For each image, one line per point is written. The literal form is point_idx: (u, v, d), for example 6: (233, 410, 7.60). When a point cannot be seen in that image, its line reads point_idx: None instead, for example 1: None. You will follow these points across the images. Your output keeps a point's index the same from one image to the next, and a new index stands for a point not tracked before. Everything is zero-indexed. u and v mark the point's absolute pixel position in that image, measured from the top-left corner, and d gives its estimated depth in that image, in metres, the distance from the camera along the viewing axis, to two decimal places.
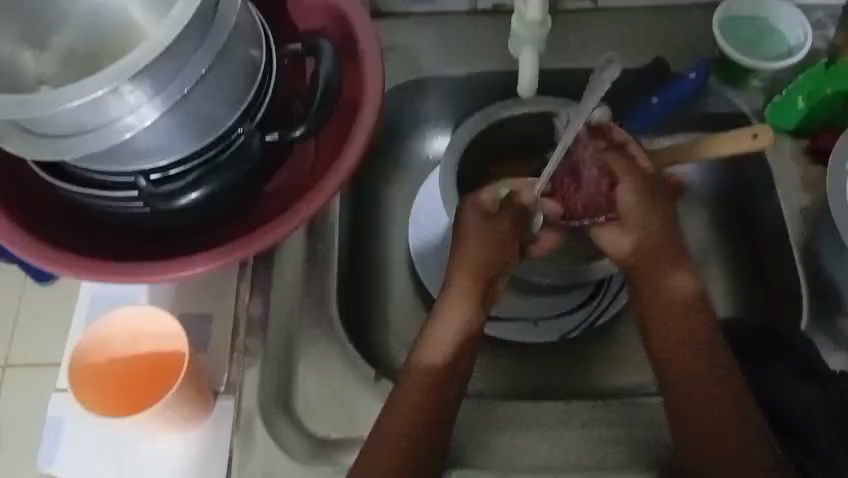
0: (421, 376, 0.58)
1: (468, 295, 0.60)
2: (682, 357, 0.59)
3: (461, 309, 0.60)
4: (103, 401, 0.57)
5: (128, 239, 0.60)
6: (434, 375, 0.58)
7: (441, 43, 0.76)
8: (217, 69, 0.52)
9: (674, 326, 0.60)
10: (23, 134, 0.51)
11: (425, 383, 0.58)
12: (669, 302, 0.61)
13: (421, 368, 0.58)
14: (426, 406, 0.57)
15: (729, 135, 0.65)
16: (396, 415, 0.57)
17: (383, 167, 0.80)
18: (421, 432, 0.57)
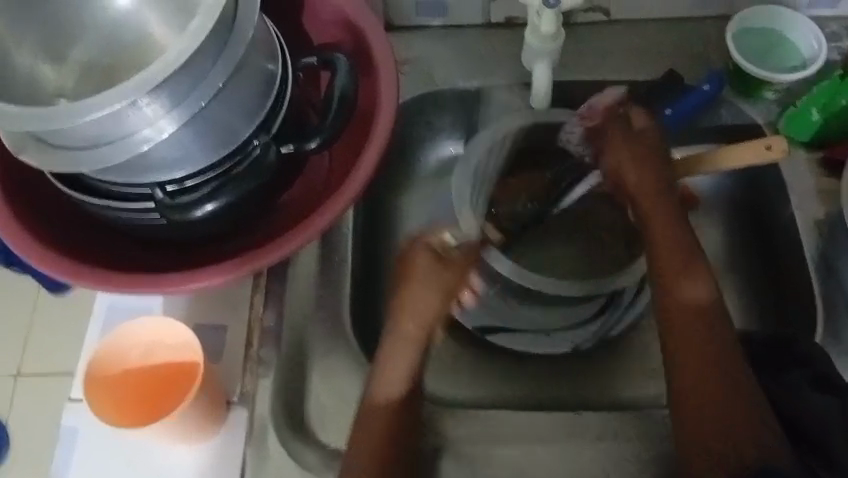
0: (374, 412, 0.57)
1: (412, 346, 0.59)
2: (696, 347, 0.58)
3: (406, 359, 0.58)
4: (118, 411, 0.58)
5: (144, 251, 0.61)
6: (387, 411, 0.57)
7: (454, 57, 0.76)
8: (234, 82, 0.52)
9: (695, 323, 0.58)
10: (44, 146, 0.51)
11: (380, 416, 0.57)
12: (681, 305, 0.59)
13: (373, 405, 0.57)
14: (382, 439, 0.56)
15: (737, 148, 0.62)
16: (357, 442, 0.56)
17: (398, 180, 0.81)
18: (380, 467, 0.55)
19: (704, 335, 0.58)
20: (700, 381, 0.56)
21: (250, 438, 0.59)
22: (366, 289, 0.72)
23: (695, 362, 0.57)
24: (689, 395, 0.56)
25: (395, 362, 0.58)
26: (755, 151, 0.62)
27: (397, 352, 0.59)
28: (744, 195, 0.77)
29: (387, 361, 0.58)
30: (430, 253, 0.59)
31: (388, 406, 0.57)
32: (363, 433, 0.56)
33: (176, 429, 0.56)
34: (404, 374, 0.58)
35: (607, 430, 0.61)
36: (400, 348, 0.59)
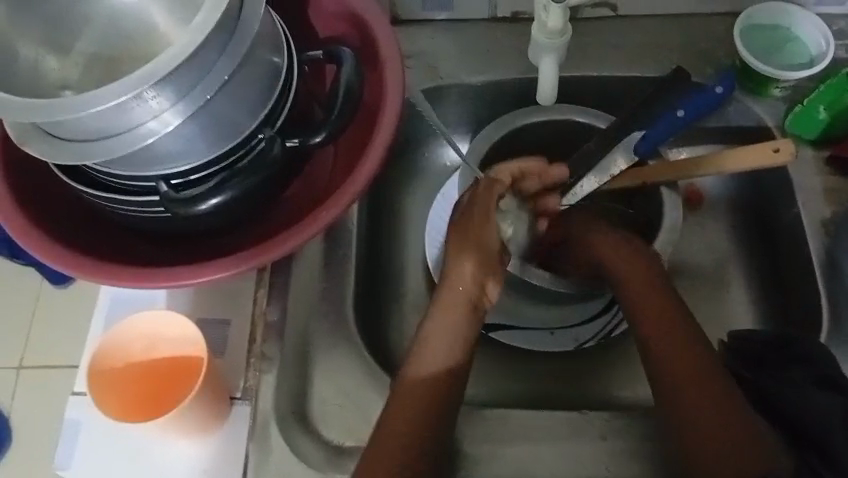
0: (413, 389, 0.56)
1: (454, 320, 0.59)
2: (690, 355, 0.57)
3: (448, 335, 0.59)
4: (120, 405, 0.57)
5: (148, 244, 0.60)
6: (427, 388, 0.56)
7: (460, 52, 0.76)
8: (240, 74, 0.51)
9: (671, 339, 0.58)
10: (48, 138, 0.51)
11: (420, 393, 0.56)
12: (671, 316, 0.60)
13: (412, 381, 0.56)
14: (416, 421, 0.54)
15: (749, 149, 0.66)
16: (390, 422, 0.54)
17: (401, 174, 0.80)
18: (416, 451, 0.54)
19: (680, 348, 0.57)
20: (685, 392, 0.55)
21: (252, 434, 0.59)
22: (370, 284, 0.72)
23: (675, 377, 0.56)
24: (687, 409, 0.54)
25: (439, 335, 0.59)
26: (764, 154, 0.66)
27: (441, 329, 0.59)
28: (750, 193, 0.77)
29: (432, 333, 0.59)
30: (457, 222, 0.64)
31: (428, 381, 0.56)
32: (393, 412, 0.55)
33: (179, 424, 0.56)
34: (452, 347, 0.58)
35: (610, 428, 0.61)
36: (446, 315, 0.59)
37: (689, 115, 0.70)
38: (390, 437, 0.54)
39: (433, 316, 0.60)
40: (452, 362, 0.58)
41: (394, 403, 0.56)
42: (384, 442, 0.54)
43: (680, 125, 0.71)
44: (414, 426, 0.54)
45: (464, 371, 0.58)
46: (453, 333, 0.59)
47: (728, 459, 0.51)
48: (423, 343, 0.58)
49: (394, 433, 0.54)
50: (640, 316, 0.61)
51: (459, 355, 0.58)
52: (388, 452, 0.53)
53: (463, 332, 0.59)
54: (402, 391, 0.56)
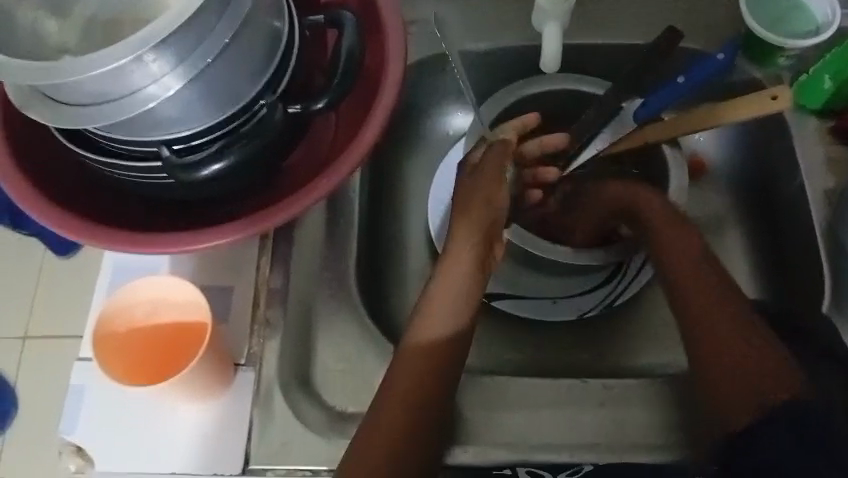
0: (416, 354, 0.57)
1: (462, 278, 0.60)
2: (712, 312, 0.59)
3: (456, 295, 0.59)
4: (125, 370, 0.58)
5: (150, 210, 0.60)
6: (430, 352, 0.57)
7: (463, 19, 0.75)
8: (241, 38, 0.51)
9: (703, 305, 0.60)
10: (48, 102, 0.50)
11: (423, 361, 0.57)
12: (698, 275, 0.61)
13: (414, 346, 0.57)
14: (416, 383, 0.56)
15: (749, 99, 0.64)
16: (390, 393, 0.56)
17: (404, 142, 0.80)
18: (420, 415, 0.55)
19: (710, 310, 0.59)
20: (708, 344, 0.58)
21: (257, 399, 0.60)
22: (372, 252, 0.72)
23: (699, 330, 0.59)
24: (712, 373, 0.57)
25: (443, 293, 0.59)
26: (763, 104, 0.64)
27: (452, 287, 0.59)
28: (754, 163, 0.76)
29: (441, 292, 0.59)
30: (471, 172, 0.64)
31: (435, 345, 0.57)
32: (397, 380, 0.56)
33: (184, 388, 0.56)
34: (456, 308, 0.59)
35: (612, 396, 0.61)
36: (455, 285, 0.59)
37: (691, 81, 0.69)
38: (395, 399, 0.55)
39: (439, 276, 0.60)
40: (457, 322, 0.59)
41: (398, 369, 0.57)
42: (388, 409, 0.55)
43: (681, 92, 0.70)
44: (414, 391, 0.56)
45: (466, 337, 0.59)
46: (461, 291, 0.59)
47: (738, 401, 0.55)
48: (431, 301, 0.59)
49: (398, 398, 0.55)
50: (671, 272, 0.63)
51: (464, 317, 0.59)
52: (391, 419, 0.55)
53: (470, 290, 0.60)
54: (408, 358, 0.57)
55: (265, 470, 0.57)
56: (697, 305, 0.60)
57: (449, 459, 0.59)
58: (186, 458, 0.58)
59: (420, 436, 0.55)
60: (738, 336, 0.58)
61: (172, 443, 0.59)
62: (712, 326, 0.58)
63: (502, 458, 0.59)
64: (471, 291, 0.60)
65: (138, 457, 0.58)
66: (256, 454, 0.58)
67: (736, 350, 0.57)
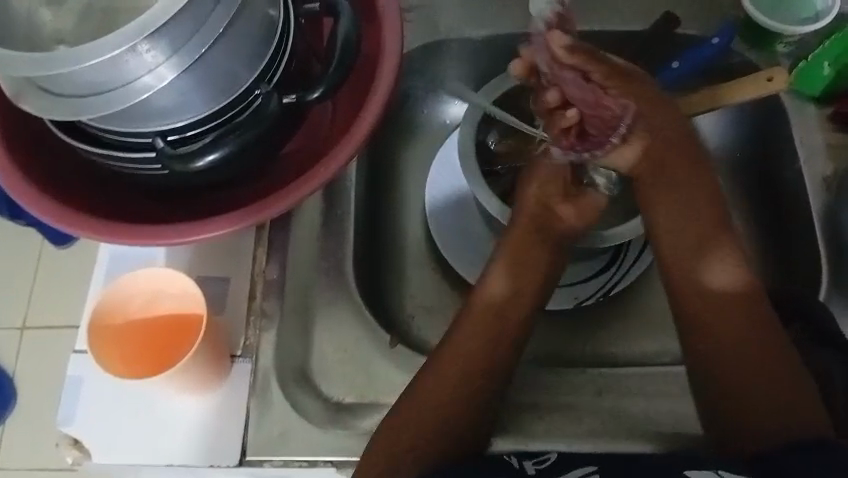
0: (478, 317, 0.58)
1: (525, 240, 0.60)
2: (728, 330, 0.56)
3: (511, 275, 0.60)
4: (121, 362, 0.57)
5: (145, 200, 0.60)
6: (484, 327, 0.57)
7: (460, 6, 0.74)
8: (237, 27, 0.50)
9: (714, 322, 0.56)
10: (41, 93, 0.50)
11: (475, 334, 0.57)
12: (708, 296, 0.57)
13: (482, 307, 0.58)
14: (467, 368, 0.56)
15: (741, 80, 0.65)
16: (438, 377, 0.56)
17: (400, 130, 0.80)
18: (471, 396, 0.56)
19: (725, 327, 0.56)
20: (716, 359, 0.56)
21: (253, 391, 0.59)
22: (369, 241, 0.72)
23: (708, 346, 0.56)
24: (709, 359, 0.56)
25: (498, 270, 0.60)
26: (760, 86, 0.64)
27: (505, 265, 0.60)
28: (754, 150, 0.76)
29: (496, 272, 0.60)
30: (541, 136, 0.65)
31: (494, 309, 0.58)
32: (439, 371, 0.56)
33: (181, 380, 0.56)
34: (518, 284, 0.59)
35: (608, 384, 0.62)
36: (510, 265, 0.60)
37: (684, 66, 0.69)
38: (429, 392, 0.55)
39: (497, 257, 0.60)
40: (513, 299, 0.59)
41: (447, 354, 0.57)
42: (423, 395, 0.55)
43: (676, 77, 0.69)
44: (458, 380, 0.56)
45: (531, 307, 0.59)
46: (516, 269, 0.60)
47: (751, 420, 0.54)
48: (485, 281, 0.60)
49: (434, 389, 0.56)
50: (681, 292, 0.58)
51: (526, 285, 0.59)
52: (435, 403, 0.55)
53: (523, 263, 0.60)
54: (458, 341, 0.57)
55: (262, 462, 0.57)
56: (708, 320, 0.56)
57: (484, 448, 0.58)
58: (184, 450, 0.58)
59: (461, 426, 0.55)
60: (746, 347, 0.55)
61: (170, 434, 0.59)
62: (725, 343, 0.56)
63: (505, 448, 0.58)
64: (527, 260, 0.60)
65: (136, 449, 0.58)
66: (253, 445, 0.57)
67: (753, 353, 0.55)
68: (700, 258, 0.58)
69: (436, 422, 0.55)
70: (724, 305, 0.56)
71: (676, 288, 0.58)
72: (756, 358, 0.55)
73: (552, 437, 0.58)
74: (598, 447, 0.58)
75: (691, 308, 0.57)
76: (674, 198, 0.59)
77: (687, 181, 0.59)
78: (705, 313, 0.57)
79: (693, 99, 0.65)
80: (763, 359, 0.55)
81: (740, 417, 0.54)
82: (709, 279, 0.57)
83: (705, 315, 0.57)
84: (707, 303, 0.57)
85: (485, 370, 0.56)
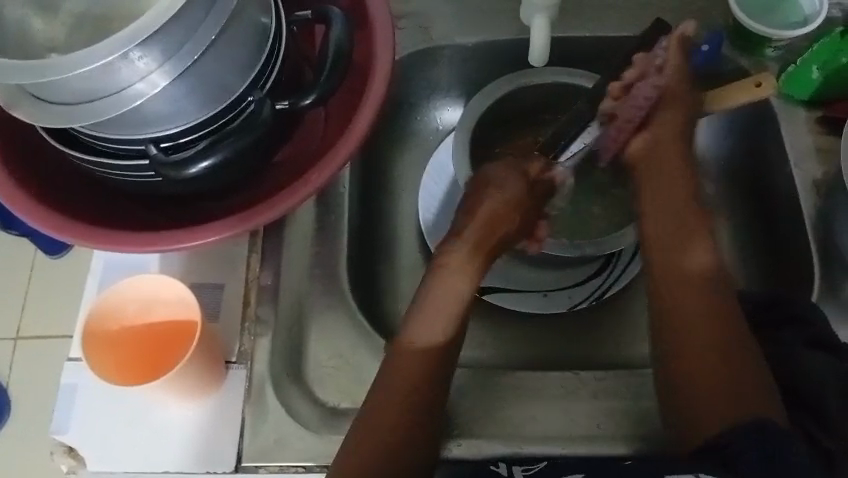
0: (410, 348, 0.57)
1: (465, 273, 0.59)
2: (696, 335, 0.58)
3: (449, 299, 0.58)
4: (114, 371, 0.57)
5: (138, 209, 0.60)
6: (419, 351, 0.57)
7: (452, 13, 0.75)
8: (228, 35, 0.50)
9: (689, 323, 0.59)
10: (34, 100, 0.50)
11: (414, 360, 0.57)
12: (684, 312, 0.59)
13: (409, 342, 0.57)
14: (408, 390, 0.56)
15: (731, 88, 0.65)
16: (388, 390, 0.56)
17: (394, 137, 0.80)
18: (414, 409, 0.55)
19: (699, 332, 0.58)
20: (688, 358, 0.58)
21: (248, 398, 0.59)
22: (362, 245, 0.72)
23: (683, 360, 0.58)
24: (678, 380, 0.57)
25: (442, 292, 0.59)
26: (748, 92, 0.64)
27: (444, 288, 0.59)
28: (744, 154, 0.77)
29: (432, 298, 0.59)
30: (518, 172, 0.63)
31: (426, 343, 0.57)
32: (387, 378, 0.56)
33: (175, 387, 0.56)
34: (457, 301, 0.59)
35: (603, 388, 0.61)
36: (456, 272, 0.59)
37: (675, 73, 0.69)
38: (379, 413, 0.55)
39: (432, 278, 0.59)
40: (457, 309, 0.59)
41: (392, 361, 0.57)
42: (386, 399, 0.55)
43: None
44: (410, 392, 0.56)
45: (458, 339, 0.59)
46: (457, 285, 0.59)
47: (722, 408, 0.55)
48: (418, 316, 0.58)
49: (389, 405, 0.55)
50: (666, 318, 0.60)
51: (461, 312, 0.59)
52: (392, 409, 0.55)
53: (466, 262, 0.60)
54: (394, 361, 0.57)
55: (258, 467, 0.57)
56: (689, 322, 0.59)
57: (444, 452, 0.59)
58: (179, 455, 0.58)
59: (418, 433, 0.55)
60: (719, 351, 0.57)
61: (163, 443, 0.59)
62: (701, 343, 0.58)
63: (499, 452, 0.58)
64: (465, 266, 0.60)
65: (130, 457, 0.58)
66: (249, 451, 0.58)
67: (712, 357, 0.57)
68: (679, 255, 0.62)
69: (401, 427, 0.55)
70: (697, 309, 0.59)
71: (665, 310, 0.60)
72: (716, 364, 0.57)
73: (545, 441, 0.59)
74: (592, 450, 0.58)
75: (673, 311, 0.60)
76: (656, 166, 0.66)
77: (672, 181, 0.66)
78: (678, 329, 0.59)
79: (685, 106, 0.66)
80: (715, 350, 0.57)
81: (709, 405, 0.55)
82: (687, 305, 0.59)
83: (678, 330, 0.59)
84: (682, 317, 0.59)
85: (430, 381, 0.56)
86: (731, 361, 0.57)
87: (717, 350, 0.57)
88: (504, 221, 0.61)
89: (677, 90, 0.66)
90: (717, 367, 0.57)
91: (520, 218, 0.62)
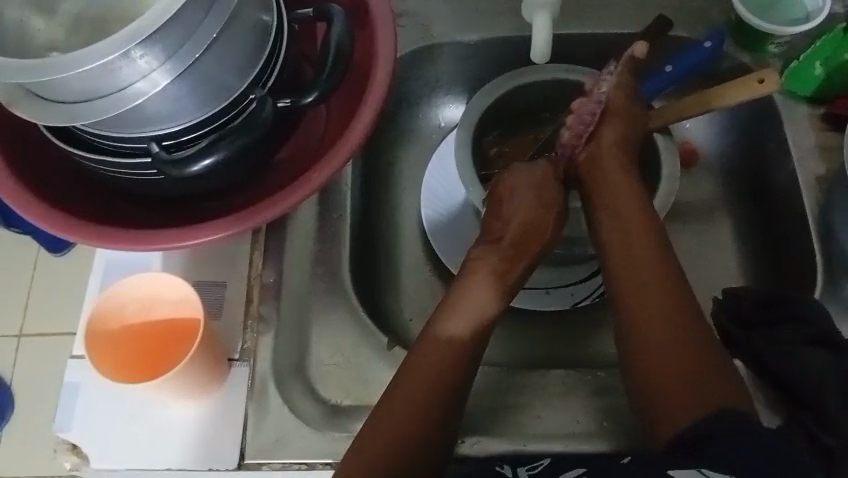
0: (439, 343, 0.57)
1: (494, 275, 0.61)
2: (661, 324, 0.56)
3: (481, 302, 0.59)
4: (117, 369, 0.57)
5: (141, 207, 0.60)
6: (448, 344, 0.57)
7: (453, 11, 0.75)
8: (229, 33, 0.50)
9: (655, 314, 0.56)
10: (35, 99, 0.50)
11: (433, 371, 0.56)
12: (648, 299, 0.57)
13: (440, 337, 0.58)
14: (428, 377, 0.55)
15: (735, 84, 0.64)
16: (410, 384, 0.55)
17: (395, 135, 0.80)
18: (435, 399, 0.55)
19: (663, 322, 0.56)
20: (652, 352, 0.55)
21: (250, 395, 0.60)
22: (363, 242, 0.72)
23: (644, 345, 0.56)
24: (645, 382, 0.55)
25: (475, 292, 0.60)
26: (749, 88, 0.64)
27: (474, 293, 0.60)
28: (745, 151, 0.76)
29: (457, 299, 0.60)
30: (541, 175, 0.66)
31: (456, 341, 0.57)
32: (410, 370, 0.56)
33: (178, 386, 0.56)
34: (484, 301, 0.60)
35: (603, 385, 0.62)
36: (487, 282, 0.60)
37: (677, 71, 0.69)
38: (395, 405, 0.54)
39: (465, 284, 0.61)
40: (484, 314, 0.59)
41: (417, 352, 0.57)
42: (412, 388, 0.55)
43: (668, 82, 0.70)
44: (423, 400, 0.54)
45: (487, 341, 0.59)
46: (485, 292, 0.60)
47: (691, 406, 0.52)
48: (446, 314, 0.59)
49: (408, 397, 0.54)
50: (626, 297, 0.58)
51: (488, 315, 0.59)
52: (408, 399, 0.54)
53: (495, 271, 0.61)
54: (420, 368, 0.56)
55: (260, 465, 0.57)
56: (651, 314, 0.56)
57: (458, 448, 0.59)
58: (181, 453, 0.58)
59: (432, 423, 0.54)
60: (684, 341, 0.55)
61: (166, 440, 0.59)
62: (665, 334, 0.55)
63: (502, 449, 0.58)
64: (499, 274, 0.61)
65: (133, 454, 0.58)
66: (252, 449, 0.58)
67: (679, 349, 0.54)
68: (635, 243, 0.60)
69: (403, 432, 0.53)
70: (658, 306, 0.56)
71: (626, 301, 0.58)
72: (679, 359, 0.54)
73: (547, 438, 0.59)
74: (594, 447, 0.58)
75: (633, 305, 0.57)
76: (605, 168, 0.65)
77: (623, 176, 0.64)
78: (646, 315, 0.56)
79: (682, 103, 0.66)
80: (681, 345, 0.54)
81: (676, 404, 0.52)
82: (649, 289, 0.57)
83: (645, 315, 0.56)
84: (644, 315, 0.56)
85: (455, 372, 0.56)
86: (699, 357, 0.54)
87: (683, 342, 0.55)
88: (537, 220, 0.64)
89: (620, 103, 0.66)
90: (690, 357, 0.54)
91: (550, 223, 0.64)
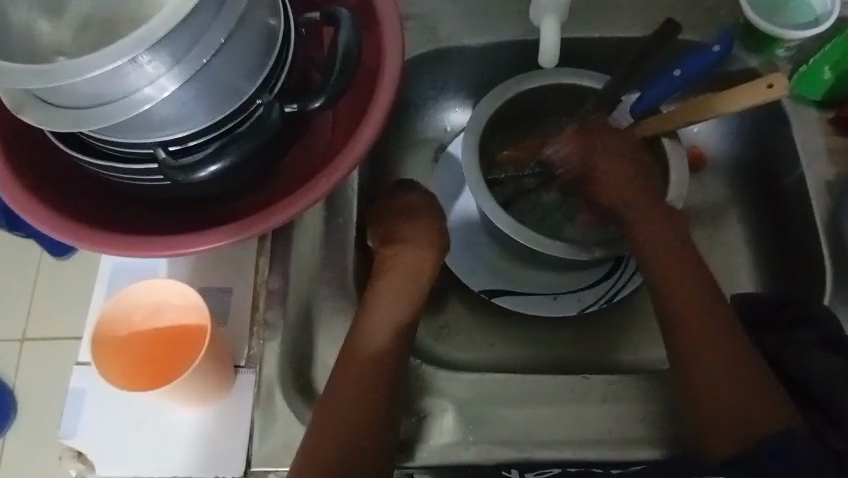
0: (357, 360, 0.59)
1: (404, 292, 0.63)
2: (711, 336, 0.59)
3: (394, 299, 0.62)
4: (122, 376, 0.57)
5: (146, 212, 0.60)
6: (366, 364, 0.59)
7: (460, 13, 0.74)
8: (236, 38, 0.50)
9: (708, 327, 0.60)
10: (44, 105, 0.50)
11: (365, 375, 0.58)
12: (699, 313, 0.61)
13: (356, 352, 0.59)
14: (360, 394, 0.58)
15: (746, 88, 0.64)
16: (339, 395, 0.57)
17: (401, 139, 0.80)
18: (365, 423, 0.57)
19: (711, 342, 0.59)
20: (702, 361, 0.59)
21: (257, 402, 0.59)
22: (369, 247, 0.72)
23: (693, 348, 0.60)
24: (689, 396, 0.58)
25: (385, 304, 0.61)
26: (756, 93, 0.64)
27: (377, 298, 0.62)
28: (754, 157, 0.76)
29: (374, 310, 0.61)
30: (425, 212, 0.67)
31: (376, 353, 0.59)
32: (341, 385, 0.58)
33: (184, 393, 0.56)
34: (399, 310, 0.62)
35: (614, 392, 0.61)
36: (391, 286, 0.63)
37: (686, 73, 0.69)
38: (335, 418, 0.57)
39: (381, 279, 0.64)
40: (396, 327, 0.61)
41: (340, 373, 0.58)
42: (338, 400, 0.57)
43: (674, 85, 0.70)
44: (354, 418, 0.57)
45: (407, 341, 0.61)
46: (406, 286, 0.63)
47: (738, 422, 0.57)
48: (362, 325, 0.60)
49: (349, 415, 0.57)
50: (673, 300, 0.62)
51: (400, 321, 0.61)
52: (343, 409, 0.57)
53: (412, 266, 0.64)
54: (346, 366, 0.59)
55: (267, 472, 0.57)
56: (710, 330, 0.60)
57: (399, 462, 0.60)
58: (187, 461, 0.58)
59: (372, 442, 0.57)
60: (735, 357, 0.59)
61: (171, 448, 0.58)
62: (714, 347, 0.59)
63: (508, 456, 0.59)
64: (421, 269, 0.64)
65: (139, 461, 0.58)
66: (257, 457, 0.58)
67: (727, 363, 0.58)
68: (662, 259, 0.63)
69: (340, 435, 0.56)
70: (707, 321, 0.60)
71: (679, 314, 0.61)
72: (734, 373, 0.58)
73: (555, 447, 0.59)
74: (602, 455, 0.58)
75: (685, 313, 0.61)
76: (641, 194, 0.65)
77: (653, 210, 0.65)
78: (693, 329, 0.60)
79: (695, 104, 0.67)
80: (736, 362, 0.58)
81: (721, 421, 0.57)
82: (703, 306, 0.61)
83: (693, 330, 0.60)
84: (701, 328, 0.60)
85: (382, 390, 0.58)
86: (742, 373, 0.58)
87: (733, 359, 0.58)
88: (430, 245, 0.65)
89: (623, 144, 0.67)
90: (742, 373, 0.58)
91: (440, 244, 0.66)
